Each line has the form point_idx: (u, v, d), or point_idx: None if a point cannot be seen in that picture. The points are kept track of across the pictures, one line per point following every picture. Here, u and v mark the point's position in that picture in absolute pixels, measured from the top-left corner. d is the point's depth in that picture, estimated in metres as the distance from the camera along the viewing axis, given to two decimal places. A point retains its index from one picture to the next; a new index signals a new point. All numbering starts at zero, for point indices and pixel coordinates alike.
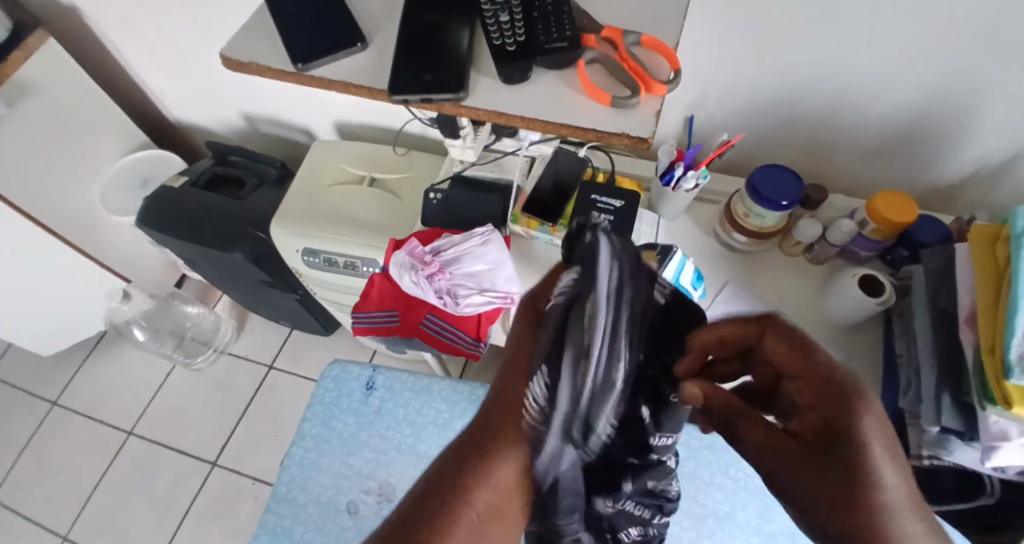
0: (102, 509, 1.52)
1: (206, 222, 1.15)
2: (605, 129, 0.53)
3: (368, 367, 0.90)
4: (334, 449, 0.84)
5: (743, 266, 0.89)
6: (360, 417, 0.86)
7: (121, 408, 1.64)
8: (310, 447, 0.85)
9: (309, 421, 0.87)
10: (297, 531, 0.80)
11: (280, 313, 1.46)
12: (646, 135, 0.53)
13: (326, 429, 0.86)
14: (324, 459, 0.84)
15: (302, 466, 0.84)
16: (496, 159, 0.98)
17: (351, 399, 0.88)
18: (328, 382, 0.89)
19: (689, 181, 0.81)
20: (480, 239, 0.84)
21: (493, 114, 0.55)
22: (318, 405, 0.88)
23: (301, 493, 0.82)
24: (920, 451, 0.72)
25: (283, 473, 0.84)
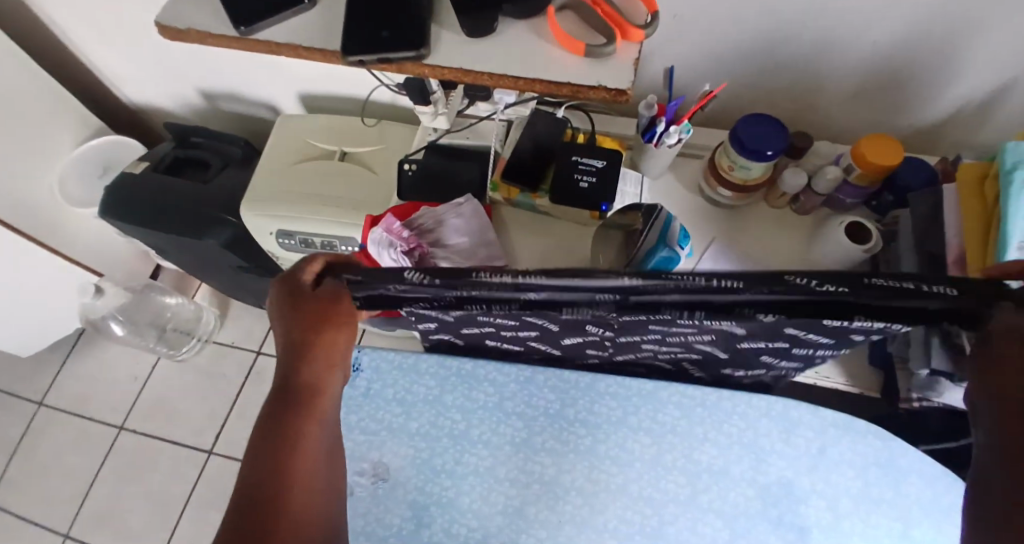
0: (101, 504, 1.51)
1: (172, 208, 1.10)
2: (580, 82, 0.51)
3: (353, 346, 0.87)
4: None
5: (734, 221, 0.86)
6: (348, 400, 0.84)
7: (110, 403, 1.61)
8: None
9: None
10: None
11: (263, 298, 1.44)
12: (624, 87, 0.51)
13: None
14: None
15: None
16: (470, 124, 0.94)
17: None
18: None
19: (672, 136, 0.78)
20: (460, 210, 0.83)
21: (460, 74, 0.52)
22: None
23: None
24: (911, 394, 0.74)
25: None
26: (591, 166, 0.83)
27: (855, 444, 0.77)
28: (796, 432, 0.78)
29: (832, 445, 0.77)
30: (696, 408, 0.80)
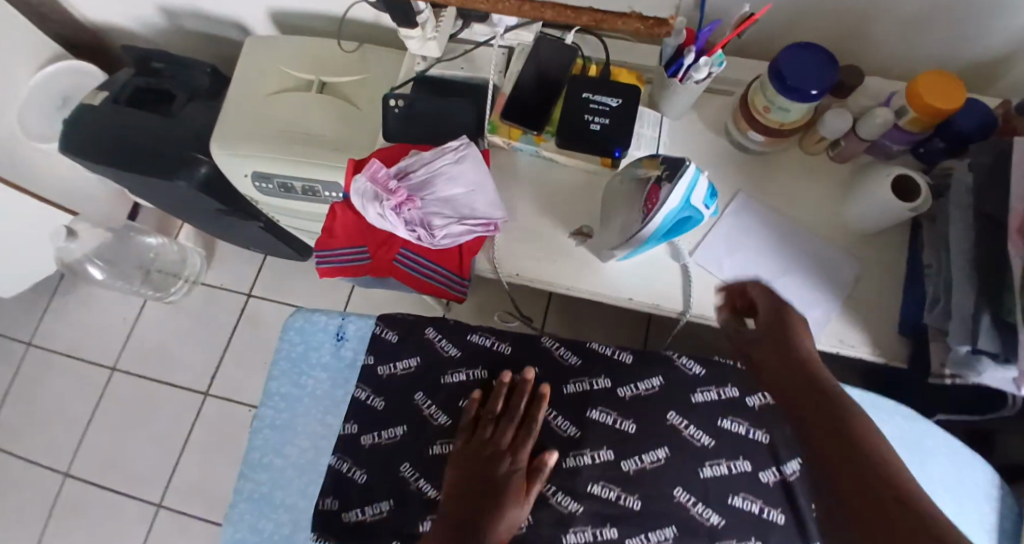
0: (100, 445, 1.50)
1: (136, 146, 0.99)
2: (610, 9, 0.43)
3: (336, 315, 0.78)
4: (309, 407, 0.75)
5: (759, 169, 0.76)
6: (334, 371, 0.76)
7: (101, 344, 1.57)
8: (281, 407, 0.76)
9: (277, 380, 0.76)
10: (278, 497, 0.72)
11: (247, 239, 1.37)
12: (667, 14, 0.42)
13: (297, 388, 0.76)
14: (299, 420, 0.75)
15: (277, 429, 0.75)
16: (465, 51, 0.80)
17: (320, 352, 0.77)
18: (294, 334, 0.78)
19: (700, 72, 0.65)
20: (453, 155, 0.72)
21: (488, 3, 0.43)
22: (285, 361, 0.77)
23: (278, 458, 0.74)
24: (943, 369, 0.65)
25: (255, 436, 0.75)
26: (604, 104, 0.72)
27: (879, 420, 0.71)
28: None
29: None
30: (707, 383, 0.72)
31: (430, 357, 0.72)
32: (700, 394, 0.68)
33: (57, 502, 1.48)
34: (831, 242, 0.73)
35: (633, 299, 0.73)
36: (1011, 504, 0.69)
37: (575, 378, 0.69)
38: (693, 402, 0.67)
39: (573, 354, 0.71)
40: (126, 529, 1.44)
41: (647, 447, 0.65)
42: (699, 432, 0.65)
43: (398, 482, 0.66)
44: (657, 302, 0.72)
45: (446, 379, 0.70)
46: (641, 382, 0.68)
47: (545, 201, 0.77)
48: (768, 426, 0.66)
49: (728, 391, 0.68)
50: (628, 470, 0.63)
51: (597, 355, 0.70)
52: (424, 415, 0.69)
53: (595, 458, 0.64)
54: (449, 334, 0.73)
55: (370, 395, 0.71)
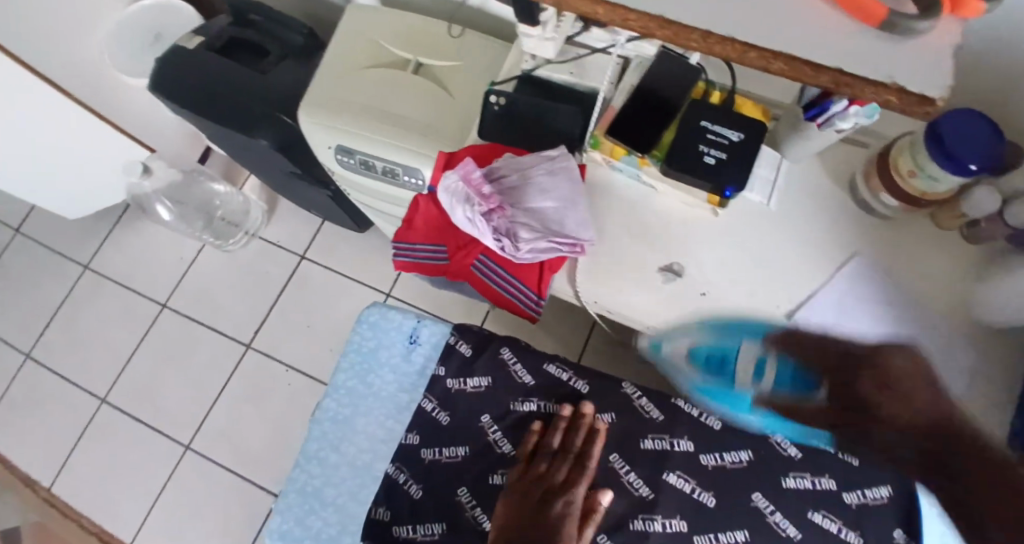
0: (138, 377, 1.53)
1: (223, 97, 0.98)
2: (864, 77, 0.36)
3: (411, 317, 0.86)
4: (369, 407, 0.84)
5: (883, 235, 0.70)
6: (400, 375, 0.84)
7: (155, 280, 1.59)
8: (344, 402, 0.85)
9: (345, 374, 0.85)
10: (328, 492, 0.82)
11: (311, 203, 1.36)
12: (935, 93, 0.36)
13: (362, 385, 0.85)
14: (360, 418, 0.84)
15: (336, 424, 0.84)
16: (577, 56, 0.75)
17: (391, 353, 0.85)
18: (366, 330, 0.86)
19: (845, 121, 0.60)
20: (549, 166, 0.68)
21: (702, 41, 0.38)
22: (355, 354, 0.86)
23: (335, 453, 0.83)
24: None
25: (315, 426, 0.85)
26: (722, 137, 0.66)
27: None
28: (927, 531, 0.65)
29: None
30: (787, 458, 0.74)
31: (503, 378, 0.79)
32: (791, 480, 0.70)
33: (90, 424, 1.52)
34: (947, 327, 0.67)
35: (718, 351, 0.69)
36: None
37: (654, 433, 0.75)
38: (784, 486, 0.69)
39: (656, 408, 0.76)
40: (151, 463, 1.47)
41: (724, 526, 0.69)
42: (786, 522, 0.68)
43: (455, 505, 0.75)
44: (745, 360, 0.68)
45: (516, 406, 0.78)
46: (727, 454, 0.72)
47: (637, 228, 0.71)
48: (862, 526, 0.67)
49: (824, 482, 0.69)
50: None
51: (681, 415, 0.75)
52: (492, 443, 0.77)
53: (665, 526, 0.70)
54: (527, 362, 0.80)
55: (436, 406, 0.80)
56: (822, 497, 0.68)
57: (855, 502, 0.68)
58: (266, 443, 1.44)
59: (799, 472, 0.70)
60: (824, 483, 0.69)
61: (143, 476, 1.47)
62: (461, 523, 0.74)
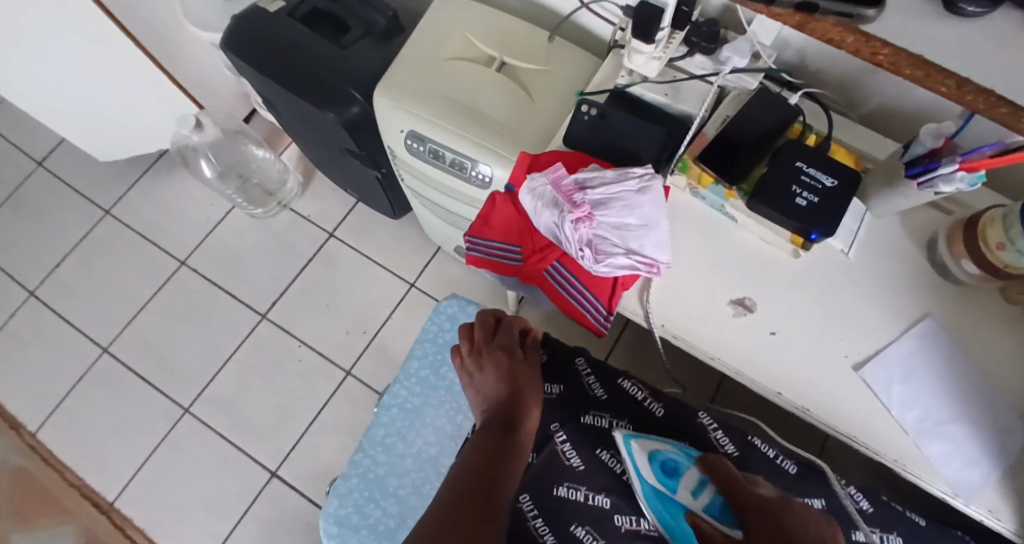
0: (146, 331, 1.50)
1: (298, 64, 0.97)
2: None
3: None
4: (442, 400, 0.82)
5: (957, 301, 0.69)
6: None
7: (179, 236, 1.57)
8: (414, 392, 0.83)
9: (417, 362, 0.84)
10: (391, 482, 0.79)
11: (353, 183, 1.35)
12: None
13: (435, 377, 0.83)
14: (430, 410, 0.82)
15: (405, 412, 0.82)
16: (675, 79, 0.74)
17: None
18: (445, 322, 0.85)
19: (949, 184, 0.60)
20: (636, 183, 0.67)
21: (954, 88, 0.45)
22: (427, 344, 0.84)
23: (401, 443, 0.81)
24: None
25: (382, 412, 0.82)
26: (816, 180, 0.66)
27: None
28: None
29: None
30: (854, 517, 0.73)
31: (575, 385, 0.80)
32: (861, 534, 0.66)
33: (89, 372, 1.49)
34: (1009, 403, 0.66)
35: (782, 395, 0.67)
36: None
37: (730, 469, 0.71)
38: (854, 540, 0.66)
39: (731, 443, 0.74)
40: (147, 421, 1.44)
41: None
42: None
43: (516, 515, 0.69)
44: (807, 407, 0.66)
45: (589, 419, 0.75)
46: (801, 498, 0.68)
47: (713, 259, 0.71)
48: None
49: (890, 539, 0.67)
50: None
51: (758, 455, 0.73)
52: (559, 453, 0.72)
53: None
54: (599, 376, 0.81)
55: None
56: None
57: None
58: (269, 417, 1.42)
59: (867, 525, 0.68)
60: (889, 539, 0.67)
61: (137, 433, 1.43)
62: (524, 534, 0.68)
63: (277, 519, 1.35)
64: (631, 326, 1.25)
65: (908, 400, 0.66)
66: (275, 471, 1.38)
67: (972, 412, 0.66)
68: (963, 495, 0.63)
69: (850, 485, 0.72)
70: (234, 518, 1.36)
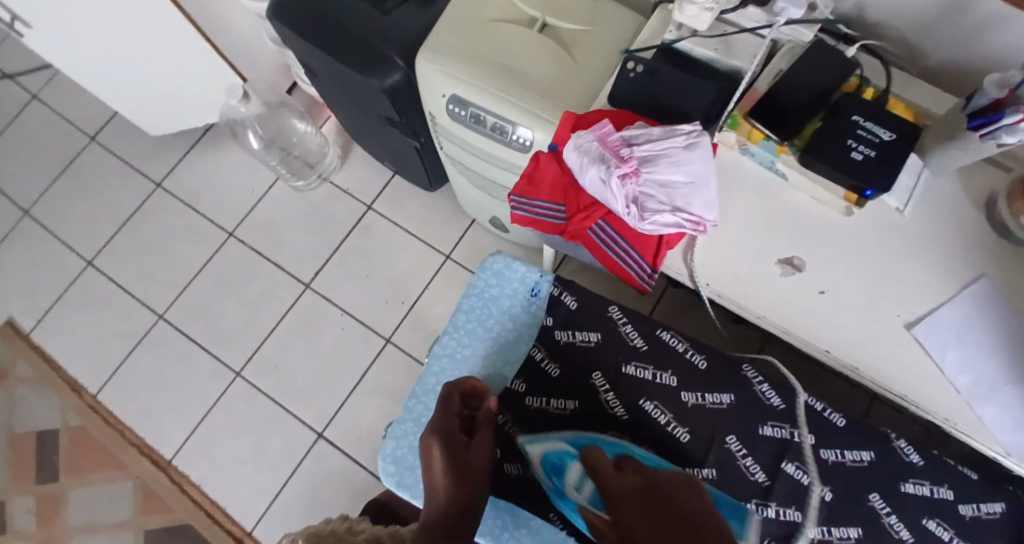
0: (196, 299, 1.56)
1: (341, 30, 0.98)
2: None
3: (534, 270, 0.84)
4: (489, 350, 0.82)
5: (1019, 260, 0.67)
6: (521, 322, 0.83)
7: (225, 208, 1.61)
8: (462, 342, 0.83)
9: (465, 314, 0.84)
10: None
11: (393, 154, 1.36)
12: None
13: (482, 328, 0.83)
14: (477, 360, 0.82)
15: (454, 361, 0.83)
16: (724, 33, 0.73)
17: (513, 301, 0.84)
18: (491, 276, 0.85)
19: (1011, 137, 0.58)
20: (683, 141, 0.67)
21: None
22: (475, 297, 0.85)
23: None
24: None
25: (433, 361, 0.83)
26: (874, 134, 0.65)
27: None
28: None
29: None
30: None
31: (613, 338, 0.75)
32: (910, 486, 0.66)
33: (144, 338, 1.56)
34: None
35: (830, 352, 0.66)
36: None
37: (775, 422, 0.69)
38: (902, 491, 0.65)
39: (777, 396, 0.70)
40: (199, 384, 1.50)
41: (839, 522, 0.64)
42: (900, 524, 0.64)
43: None
44: (855, 365, 0.65)
45: (628, 370, 0.72)
46: (848, 452, 0.68)
47: (762, 216, 0.70)
48: (974, 541, 0.64)
49: (941, 492, 0.66)
50: (812, 538, 0.64)
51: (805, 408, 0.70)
52: (603, 402, 0.71)
53: (779, 514, 0.65)
54: (637, 325, 0.76)
55: (545, 358, 0.75)
56: (941, 506, 0.65)
57: (972, 515, 0.65)
58: (313, 382, 1.46)
59: (918, 475, 0.66)
60: (941, 492, 0.66)
61: (189, 396, 1.50)
62: None
63: (322, 479, 1.40)
64: (668, 295, 1.25)
65: (963, 361, 0.64)
66: (321, 433, 1.43)
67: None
68: (1014, 455, 0.61)
69: (901, 439, 0.69)
70: (283, 476, 1.41)
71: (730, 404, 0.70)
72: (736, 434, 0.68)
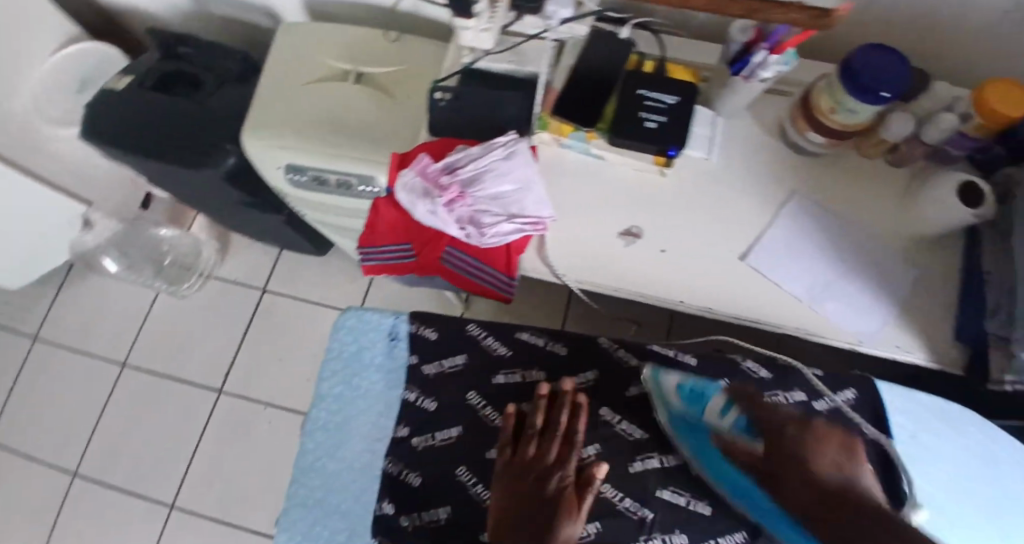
0: (109, 441, 1.47)
1: (162, 133, 0.96)
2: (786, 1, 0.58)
3: (388, 314, 0.82)
4: (362, 408, 0.79)
5: (817, 173, 0.74)
6: (387, 371, 0.80)
7: (114, 338, 1.53)
8: (334, 408, 0.80)
9: (329, 380, 0.81)
10: (332, 500, 0.76)
11: (268, 233, 1.34)
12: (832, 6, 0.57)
13: (349, 388, 0.80)
14: (352, 422, 0.78)
15: (330, 430, 0.79)
16: (513, 45, 0.75)
17: (373, 352, 0.81)
18: (345, 334, 0.82)
19: (768, 71, 0.63)
20: (503, 151, 0.70)
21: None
22: (335, 360, 0.81)
23: (332, 461, 0.77)
24: (1005, 377, 0.62)
25: (308, 437, 0.79)
26: (659, 102, 0.71)
27: (956, 432, 0.69)
28: (893, 419, 0.70)
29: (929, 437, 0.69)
30: (924, 413, 0.70)
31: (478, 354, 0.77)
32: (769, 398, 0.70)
33: (63, 499, 1.44)
34: (884, 245, 0.71)
35: (684, 302, 0.71)
36: None
37: (636, 381, 0.72)
38: None
39: (631, 356, 0.75)
40: (137, 527, 1.41)
41: None
42: None
43: (456, 487, 0.70)
44: (710, 305, 0.70)
45: (499, 379, 0.75)
46: None
47: (591, 199, 0.75)
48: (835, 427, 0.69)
49: (796, 394, 0.71)
50: (700, 473, 0.66)
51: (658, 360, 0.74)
52: (482, 417, 0.73)
53: (665, 462, 0.66)
54: (497, 334, 0.78)
55: (420, 396, 0.76)
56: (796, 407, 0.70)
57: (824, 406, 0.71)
58: (255, 483, 1.41)
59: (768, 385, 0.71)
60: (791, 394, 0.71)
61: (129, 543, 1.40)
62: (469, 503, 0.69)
63: None
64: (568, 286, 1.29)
65: (794, 273, 0.70)
66: None
67: (846, 262, 0.71)
68: (866, 341, 0.68)
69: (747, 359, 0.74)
70: None
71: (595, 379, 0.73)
72: (607, 404, 0.70)
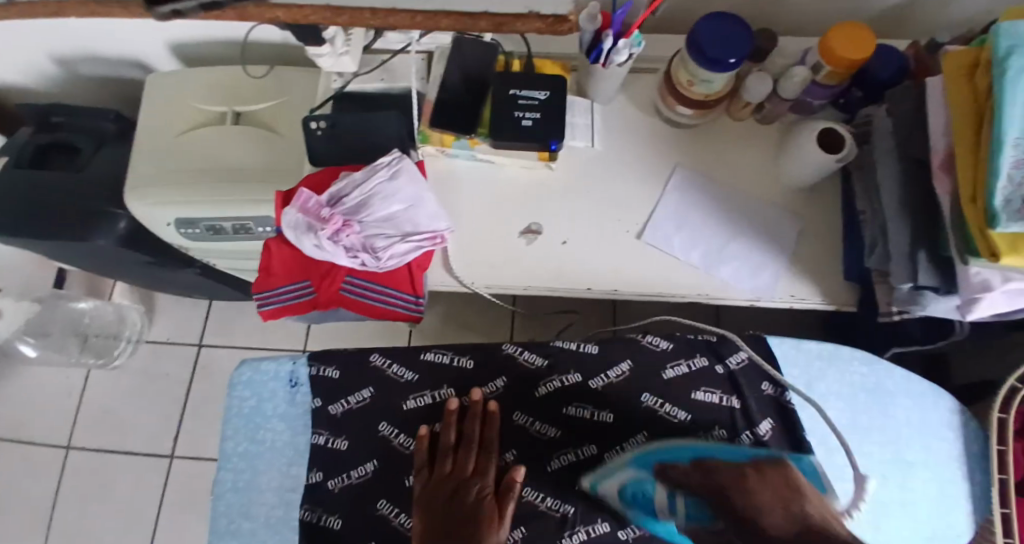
0: (61, 532, 1.40)
1: (43, 208, 0.91)
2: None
3: (286, 359, 0.76)
4: (271, 462, 0.73)
5: (692, 143, 0.76)
6: (291, 419, 0.74)
7: (49, 424, 1.45)
8: (241, 467, 0.73)
9: (232, 439, 0.74)
10: None
11: (190, 288, 1.30)
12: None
13: (255, 443, 0.74)
14: (262, 477, 0.72)
15: (239, 490, 0.72)
16: (382, 62, 0.77)
17: (275, 402, 0.75)
18: (243, 388, 0.76)
19: (621, 55, 0.64)
20: (387, 172, 0.69)
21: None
22: (236, 418, 0.75)
23: (246, 520, 0.71)
24: (891, 307, 0.65)
25: (217, 502, 0.72)
26: (532, 98, 0.70)
27: (842, 373, 0.71)
28: (787, 371, 0.71)
29: (821, 378, 0.71)
30: (812, 360, 0.71)
31: (384, 384, 0.73)
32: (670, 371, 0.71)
33: None
34: (763, 203, 0.73)
35: (592, 288, 0.71)
36: (971, 428, 0.71)
37: (544, 380, 0.72)
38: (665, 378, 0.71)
39: (537, 356, 0.73)
40: None
41: (627, 435, 0.69)
42: (675, 408, 0.70)
43: (378, 521, 0.69)
44: (615, 287, 0.71)
45: (408, 405, 0.72)
46: (611, 370, 0.72)
47: (483, 205, 0.75)
48: (736, 387, 0.70)
49: (697, 361, 0.72)
50: (613, 460, 0.68)
51: (561, 353, 0.73)
52: (395, 447, 0.71)
53: (580, 454, 0.69)
54: (400, 359, 0.74)
55: (330, 437, 0.72)
56: (696, 376, 0.71)
57: (722, 368, 0.71)
58: None
59: (667, 359, 0.72)
60: (692, 362, 0.72)
61: None
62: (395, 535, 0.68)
63: None
64: None
65: (681, 244, 0.72)
66: None
67: (722, 226, 0.72)
68: (763, 296, 0.70)
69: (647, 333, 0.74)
70: None
71: (503, 388, 0.72)
72: (519, 409, 0.71)
